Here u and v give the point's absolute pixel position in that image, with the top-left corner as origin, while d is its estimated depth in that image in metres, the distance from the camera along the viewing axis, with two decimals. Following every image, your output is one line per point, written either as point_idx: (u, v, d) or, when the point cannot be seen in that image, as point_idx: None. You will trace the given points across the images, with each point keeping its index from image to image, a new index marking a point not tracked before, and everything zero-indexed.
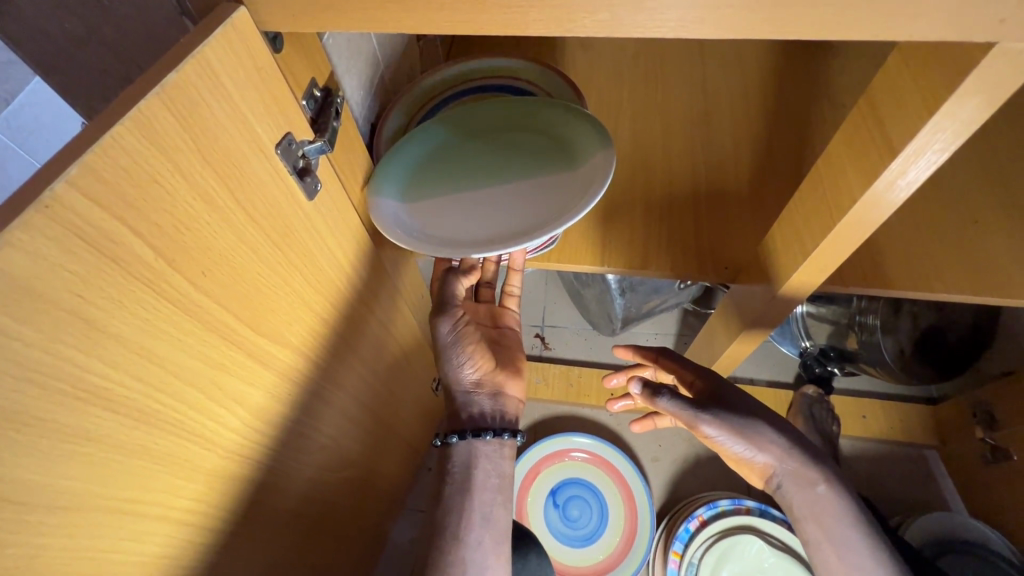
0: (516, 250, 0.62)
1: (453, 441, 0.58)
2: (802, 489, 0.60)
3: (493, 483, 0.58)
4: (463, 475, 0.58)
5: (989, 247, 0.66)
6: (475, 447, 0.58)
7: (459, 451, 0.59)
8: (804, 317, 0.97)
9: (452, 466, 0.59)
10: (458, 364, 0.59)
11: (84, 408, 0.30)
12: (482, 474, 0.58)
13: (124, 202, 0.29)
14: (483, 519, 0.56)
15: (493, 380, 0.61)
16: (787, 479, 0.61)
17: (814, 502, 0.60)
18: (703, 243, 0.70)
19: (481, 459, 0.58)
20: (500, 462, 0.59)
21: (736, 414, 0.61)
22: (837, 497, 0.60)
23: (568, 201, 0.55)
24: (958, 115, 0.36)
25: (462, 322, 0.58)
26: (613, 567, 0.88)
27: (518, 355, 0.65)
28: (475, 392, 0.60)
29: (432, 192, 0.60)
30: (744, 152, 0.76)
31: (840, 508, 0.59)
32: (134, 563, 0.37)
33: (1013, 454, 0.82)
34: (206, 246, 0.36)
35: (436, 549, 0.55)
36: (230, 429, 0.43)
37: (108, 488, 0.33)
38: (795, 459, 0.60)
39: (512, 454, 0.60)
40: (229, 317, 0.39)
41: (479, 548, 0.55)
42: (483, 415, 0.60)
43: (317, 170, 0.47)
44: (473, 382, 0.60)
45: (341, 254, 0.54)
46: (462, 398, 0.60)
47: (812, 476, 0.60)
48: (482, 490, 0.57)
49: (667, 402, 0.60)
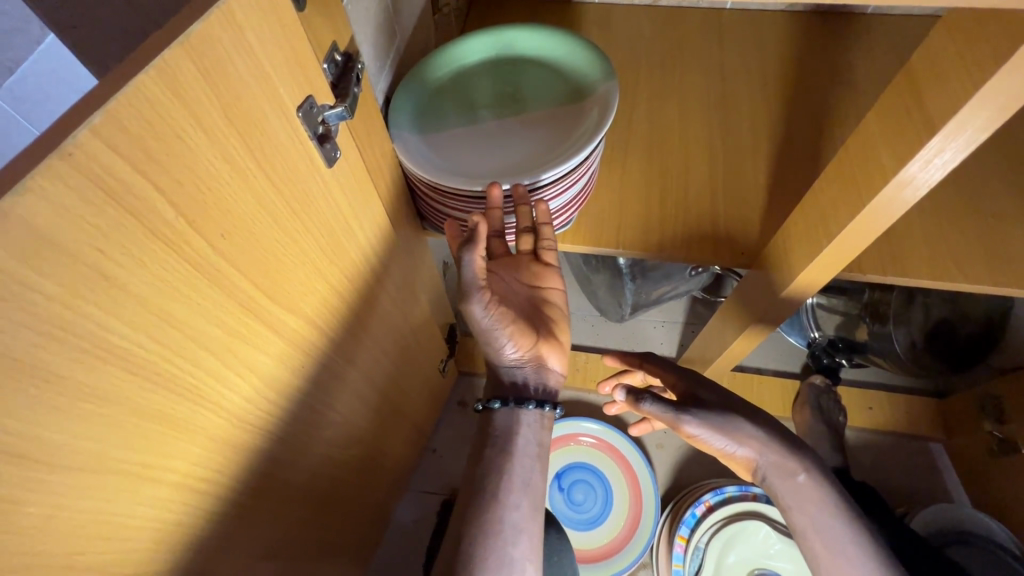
0: (542, 205, 0.58)
1: (495, 407, 0.58)
2: (784, 481, 0.60)
3: (533, 450, 0.57)
4: (504, 440, 0.57)
5: (1011, 237, 0.65)
6: (518, 415, 0.57)
7: (500, 418, 0.58)
8: (813, 307, 0.96)
9: (493, 430, 0.58)
10: (497, 344, 0.56)
11: (104, 367, 0.30)
12: (523, 441, 0.57)
13: (145, 155, 0.28)
14: (522, 484, 0.55)
15: (535, 355, 0.58)
16: (769, 470, 0.60)
17: (797, 493, 0.59)
18: (722, 227, 0.69)
19: (524, 426, 0.57)
20: (541, 432, 0.58)
21: (715, 412, 0.61)
22: (818, 485, 0.59)
23: (582, 132, 0.59)
24: (1001, 91, 0.35)
25: (490, 305, 0.53)
26: (617, 550, 0.89)
27: (558, 326, 0.62)
28: (518, 366, 0.58)
29: (446, 130, 0.63)
30: (763, 136, 0.74)
31: (824, 498, 0.58)
32: (147, 529, 0.37)
33: (1021, 448, 0.82)
34: (226, 209, 0.35)
35: (472, 509, 0.53)
36: (243, 399, 0.42)
37: (123, 451, 0.32)
38: (775, 451, 0.60)
39: (550, 424, 0.59)
40: (248, 283, 0.39)
41: (517, 511, 0.53)
42: (527, 383, 0.59)
43: (337, 138, 0.46)
44: (517, 359, 0.58)
45: (358, 227, 0.53)
46: (503, 371, 0.59)
47: (791, 466, 0.60)
48: (522, 456, 0.56)
49: (650, 407, 0.59)
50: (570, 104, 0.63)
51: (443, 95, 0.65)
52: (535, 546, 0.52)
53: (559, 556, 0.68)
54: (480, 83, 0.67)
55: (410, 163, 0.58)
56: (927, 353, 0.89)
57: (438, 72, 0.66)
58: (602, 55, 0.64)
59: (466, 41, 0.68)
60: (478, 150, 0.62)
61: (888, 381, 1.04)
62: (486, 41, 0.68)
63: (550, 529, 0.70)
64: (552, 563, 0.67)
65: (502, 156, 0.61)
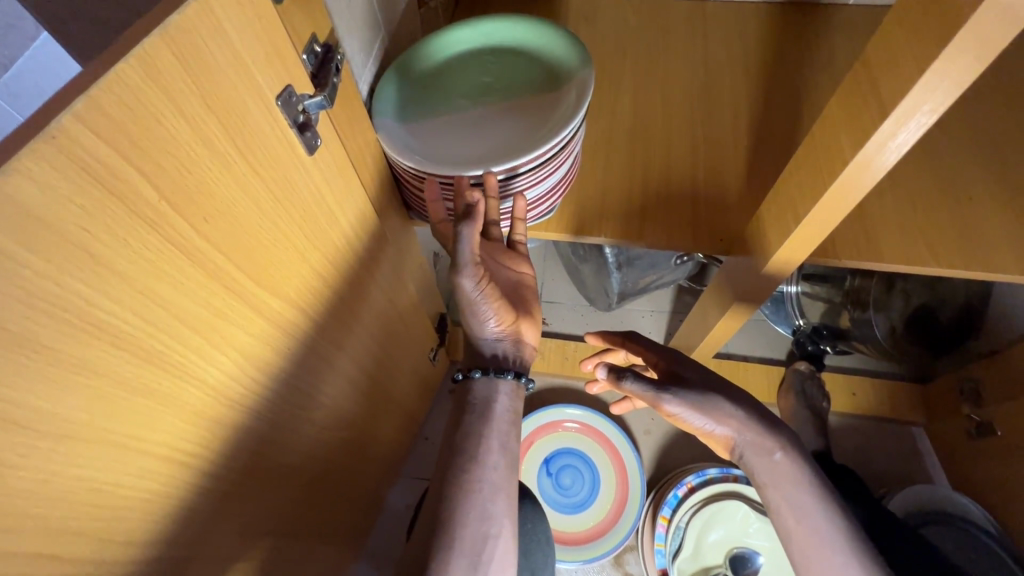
0: (520, 199, 0.61)
1: (476, 377, 0.58)
2: (760, 458, 0.61)
3: (506, 417, 0.58)
4: (482, 408, 0.57)
5: (981, 222, 0.67)
6: (497, 384, 0.58)
7: (479, 387, 0.59)
8: (797, 295, 0.97)
9: (471, 399, 0.58)
10: (482, 318, 0.58)
11: (92, 341, 0.31)
12: (502, 406, 0.58)
13: (126, 139, 0.30)
14: (500, 447, 0.55)
15: (514, 329, 0.60)
16: (747, 449, 0.62)
17: (773, 470, 0.61)
18: (701, 214, 0.71)
19: (501, 395, 0.58)
20: (514, 401, 0.59)
21: (694, 391, 0.63)
22: (793, 462, 0.61)
23: (560, 118, 0.61)
24: (948, 75, 0.37)
25: (483, 280, 0.54)
26: (602, 533, 0.91)
27: (531, 299, 0.64)
28: (498, 340, 0.60)
29: (428, 118, 0.64)
30: (741, 125, 0.76)
31: (798, 475, 0.60)
32: (138, 500, 0.38)
33: (996, 430, 0.84)
34: (207, 192, 0.36)
35: (451, 468, 0.54)
36: (228, 378, 0.44)
37: (111, 423, 0.34)
38: (753, 430, 0.62)
39: (515, 393, 0.60)
40: (230, 266, 0.41)
41: (496, 470, 0.54)
42: (506, 355, 0.60)
43: (317, 126, 0.47)
44: (497, 333, 0.59)
45: (341, 213, 0.55)
46: (482, 344, 0.60)
47: (768, 444, 0.61)
48: (499, 421, 0.57)
49: (631, 385, 0.62)
50: (549, 93, 0.65)
51: (426, 84, 0.67)
52: (510, 505, 0.53)
53: (532, 526, 0.71)
54: (463, 72, 0.69)
55: (393, 151, 0.60)
56: (907, 338, 0.91)
57: (423, 62, 0.68)
58: (580, 45, 0.65)
59: (450, 31, 0.69)
60: (459, 137, 0.63)
61: (872, 367, 1.06)
62: (469, 32, 0.69)
63: (524, 500, 0.72)
64: (526, 529, 0.70)
65: (482, 142, 0.63)
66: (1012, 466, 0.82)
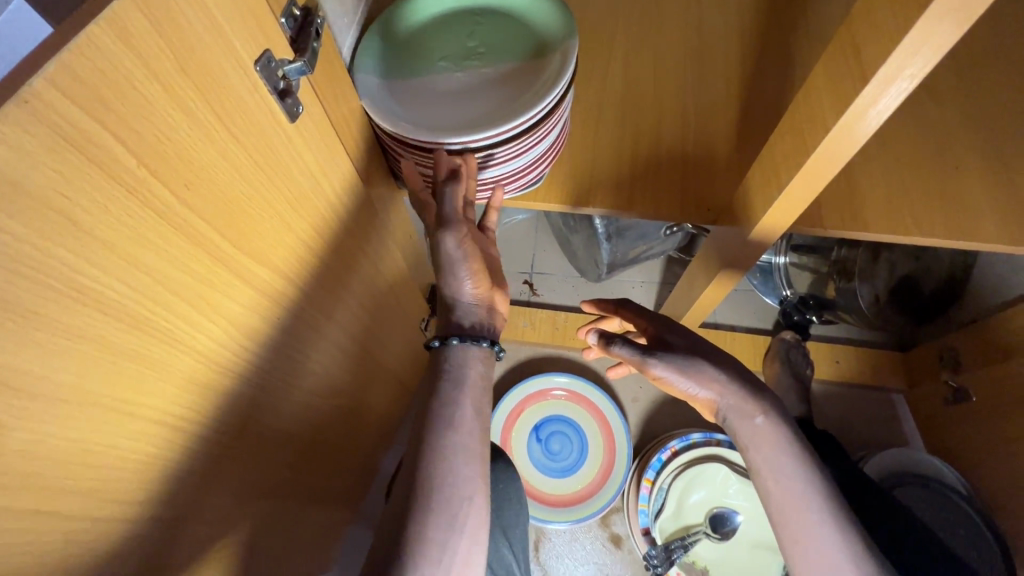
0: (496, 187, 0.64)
1: (451, 344, 0.58)
2: (742, 421, 0.63)
3: (478, 383, 0.58)
4: (455, 375, 0.57)
5: (966, 191, 0.67)
6: (471, 350, 0.58)
7: (453, 353, 0.58)
8: (785, 266, 1.00)
9: (445, 366, 0.57)
10: (460, 280, 0.59)
11: (76, 307, 0.32)
12: (475, 373, 0.58)
13: (101, 104, 0.30)
14: (475, 411, 0.56)
15: (488, 298, 0.61)
16: (730, 412, 0.64)
17: (755, 433, 0.62)
18: (689, 183, 0.71)
19: (473, 361, 0.58)
20: (486, 369, 0.59)
21: (681, 355, 0.65)
22: (774, 426, 0.62)
23: (545, 86, 0.61)
24: (931, 40, 0.37)
25: (467, 240, 0.58)
26: (590, 495, 0.94)
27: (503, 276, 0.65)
28: (473, 306, 0.60)
29: (412, 83, 0.64)
30: (732, 92, 0.75)
31: (779, 437, 0.62)
32: (134, 461, 0.40)
33: (971, 395, 0.87)
34: (187, 159, 0.36)
35: (429, 433, 0.54)
36: (217, 344, 0.45)
37: (102, 387, 0.35)
38: (736, 394, 0.64)
39: (485, 360, 0.59)
40: (213, 233, 0.41)
41: (469, 434, 0.55)
42: (480, 324, 0.60)
43: (299, 92, 0.47)
44: (473, 298, 0.60)
45: (324, 181, 0.55)
46: (458, 309, 0.60)
47: (751, 408, 0.63)
48: (471, 389, 0.57)
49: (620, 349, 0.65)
50: (535, 59, 0.64)
51: (410, 46, 0.66)
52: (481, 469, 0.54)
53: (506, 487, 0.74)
54: (447, 34, 0.67)
55: (379, 119, 0.60)
56: (891, 307, 0.93)
57: (406, 25, 0.67)
58: (567, 10, 0.64)
59: None
60: (443, 104, 0.63)
61: (857, 336, 1.08)
62: None
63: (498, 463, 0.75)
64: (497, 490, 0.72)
65: (466, 110, 0.62)
66: (985, 429, 0.84)
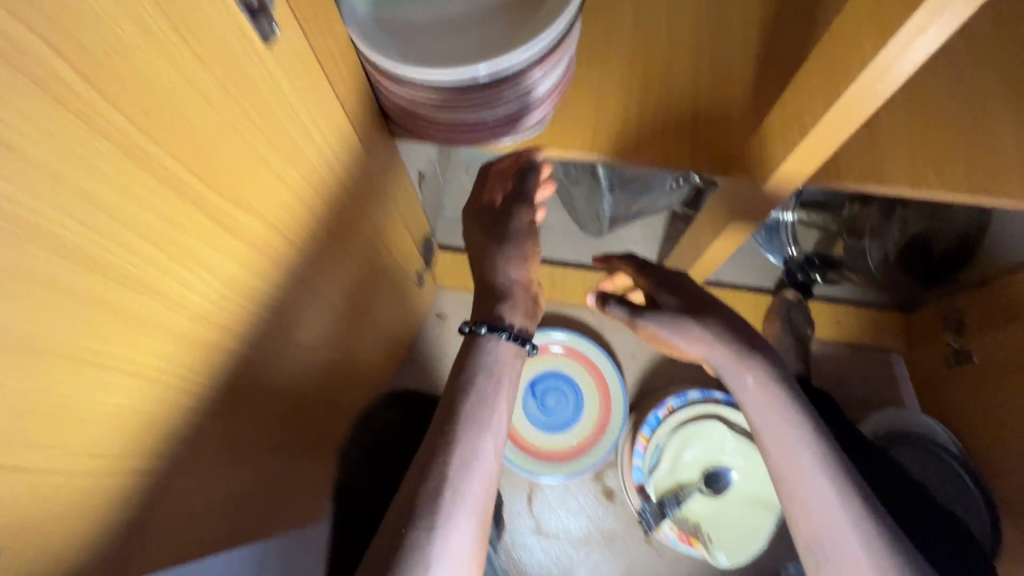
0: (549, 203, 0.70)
1: (482, 331, 0.64)
2: (735, 378, 0.61)
3: (504, 370, 0.63)
4: (484, 358, 0.63)
5: (996, 143, 0.63)
6: (499, 342, 0.63)
7: (485, 341, 0.64)
8: (794, 222, 0.95)
9: (476, 350, 0.63)
10: (505, 273, 0.67)
11: (26, 249, 0.28)
12: (505, 363, 0.63)
13: (35, 8, 0.25)
14: (498, 394, 0.62)
15: (527, 300, 0.68)
16: (723, 368, 0.62)
17: (747, 391, 0.61)
18: (700, 130, 0.66)
19: (500, 352, 0.63)
20: (512, 361, 0.64)
21: (665, 314, 0.63)
22: (768, 383, 0.60)
23: (550, 14, 0.55)
24: None
25: (535, 225, 0.70)
26: (585, 450, 0.94)
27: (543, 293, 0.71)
28: (511, 301, 0.66)
29: (403, 11, 0.58)
30: (751, 31, 0.70)
31: (773, 395, 0.60)
32: (110, 416, 0.37)
33: (974, 358, 0.86)
34: (146, 82, 0.32)
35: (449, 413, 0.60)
36: (195, 294, 0.42)
37: (65, 337, 0.32)
38: (726, 351, 0.61)
39: (513, 357, 0.64)
40: (184, 171, 0.37)
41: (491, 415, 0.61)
42: (512, 320, 0.66)
43: (275, 12, 0.42)
44: (511, 293, 0.67)
45: (307, 118, 0.50)
46: (495, 300, 0.66)
47: (742, 364, 0.61)
48: (497, 375, 0.62)
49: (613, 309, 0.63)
50: None
51: None
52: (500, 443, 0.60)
53: None
54: None
55: (368, 51, 0.54)
56: (898, 267, 0.91)
57: None
58: None
59: None
60: (437, 34, 0.57)
61: (860, 297, 1.04)
62: None
63: None
64: None
65: (462, 41, 0.56)
66: (982, 393, 0.84)
